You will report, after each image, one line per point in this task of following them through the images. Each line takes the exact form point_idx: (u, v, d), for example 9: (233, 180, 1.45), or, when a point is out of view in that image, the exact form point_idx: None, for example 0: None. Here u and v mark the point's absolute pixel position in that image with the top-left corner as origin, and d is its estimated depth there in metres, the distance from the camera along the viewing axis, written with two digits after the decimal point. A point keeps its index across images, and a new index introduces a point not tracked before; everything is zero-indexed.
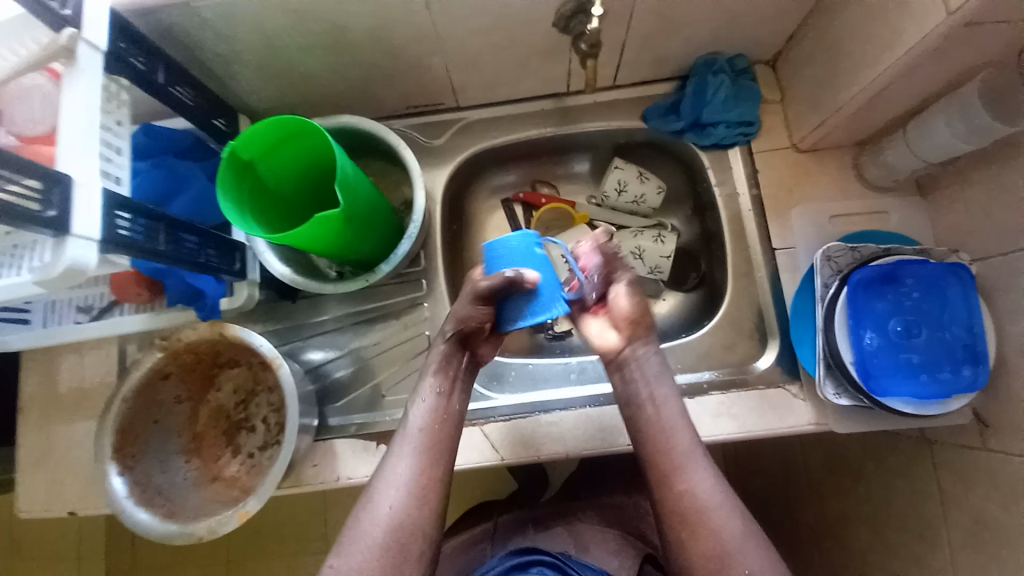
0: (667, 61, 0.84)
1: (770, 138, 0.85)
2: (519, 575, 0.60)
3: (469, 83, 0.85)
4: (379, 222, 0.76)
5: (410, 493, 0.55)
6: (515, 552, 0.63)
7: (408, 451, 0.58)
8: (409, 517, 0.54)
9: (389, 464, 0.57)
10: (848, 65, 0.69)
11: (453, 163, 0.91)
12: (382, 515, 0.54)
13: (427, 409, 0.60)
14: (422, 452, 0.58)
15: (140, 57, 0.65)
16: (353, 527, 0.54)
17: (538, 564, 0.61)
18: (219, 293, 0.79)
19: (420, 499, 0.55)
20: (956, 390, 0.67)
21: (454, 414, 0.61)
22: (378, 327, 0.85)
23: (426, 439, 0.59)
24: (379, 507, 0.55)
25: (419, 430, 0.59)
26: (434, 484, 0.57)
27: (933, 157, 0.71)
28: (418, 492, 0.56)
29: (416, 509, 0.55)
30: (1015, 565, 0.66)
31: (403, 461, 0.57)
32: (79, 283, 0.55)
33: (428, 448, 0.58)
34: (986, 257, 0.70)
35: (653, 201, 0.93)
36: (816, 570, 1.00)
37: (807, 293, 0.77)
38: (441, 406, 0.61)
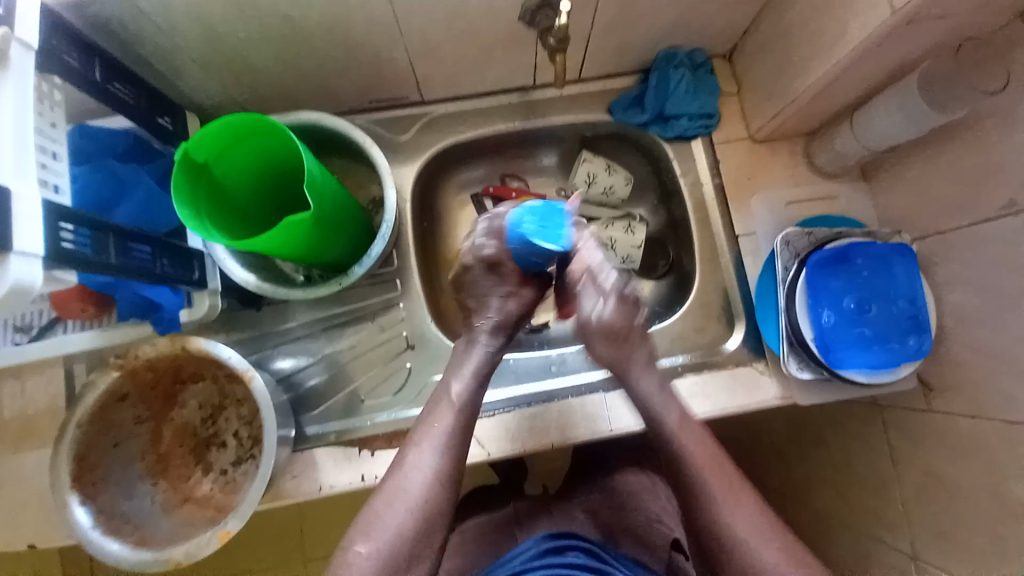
0: (629, 54, 0.86)
1: (729, 127, 0.88)
2: (556, 556, 0.68)
3: (434, 76, 0.83)
4: (349, 223, 0.74)
5: (436, 480, 0.58)
6: (551, 537, 0.71)
7: (432, 441, 0.60)
8: (434, 502, 0.57)
9: (415, 452, 0.59)
10: (800, 57, 0.73)
11: (421, 159, 0.89)
12: (410, 499, 0.56)
13: (455, 403, 0.63)
14: (445, 441, 0.60)
15: (74, 53, 0.60)
16: (379, 509, 0.56)
17: (572, 548, 0.70)
18: (177, 304, 0.74)
19: (442, 484, 0.58)
20: (904, 358, 0.73)
21: (474, 405, 0.65)
22: (352, 331, 0.82)
23: (451, 429, 0.61)
24: (405, 493, 0.57)
25: (445, 420, 0.62)
26: (456, 472, 0.59)
27: (876, 144, 0.76)
28: (443, 478, 0.58)
29: (441, 495, 0.57)
30: (962, 513, 0.73)
31: (427, 449, 0.60)
32: (22, 305, 0.50)
33: (451, 437, 0.61)
34: (925, 236, 0.76)
35: (621, 192, 0.95)
36: None
37: (768, 277, 0.81)
38: (464, 398, 0.64)
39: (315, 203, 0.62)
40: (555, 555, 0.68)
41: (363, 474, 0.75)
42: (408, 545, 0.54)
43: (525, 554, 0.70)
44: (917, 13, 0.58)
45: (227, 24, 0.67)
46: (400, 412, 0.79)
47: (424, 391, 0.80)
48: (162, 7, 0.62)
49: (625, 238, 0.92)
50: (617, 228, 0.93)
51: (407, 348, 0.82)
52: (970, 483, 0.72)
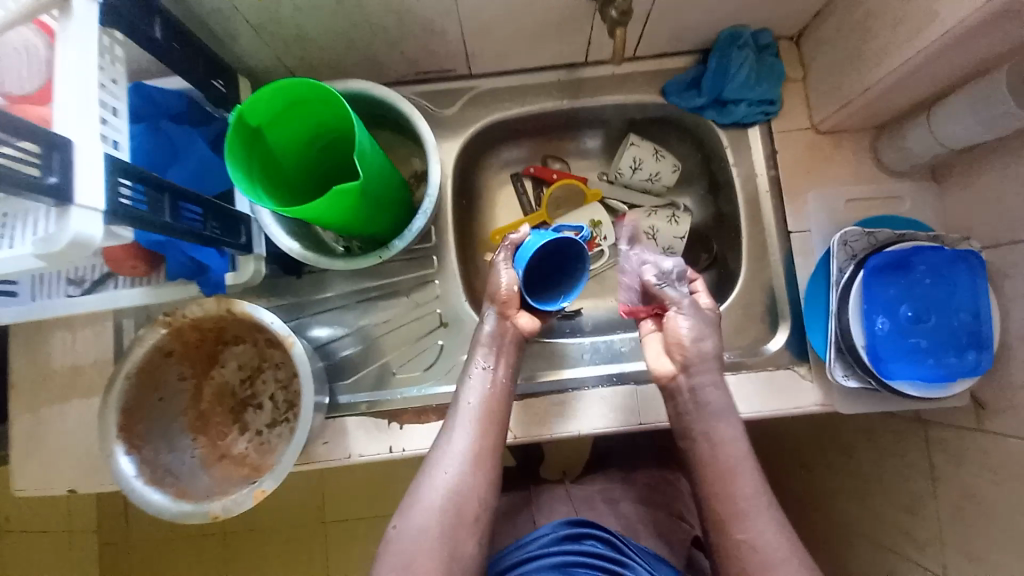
0: (689, 33, 0.81)
1: (790, 117, 0.83)
2: (573, 544, 0.68)
3: (482, 49, 0.81)
4: (392, 196, 0.73)
5: (466, 461, 0.58)
6: (567, 523, 0.71)
7: (461, 424, 0.60)
8: (466, 483, 0.57)
9: (444, 435, 0.60)
10: (876, 45, 0.68)
11: (463, 134, 0.87)
12: (442, 480, 0.57)
13: (477, 384, 0.63)
14: (474, 421, 0.60)
15: (135, 10, 0.60)
16: (416, 489, 0.57)
17: (590, 536, 0.70)
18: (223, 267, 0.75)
19: (473, 467, 0.58)
20: (961, 373, 0.69)
21: (503, 386, 0.64)
22: (386, 305, 0.83)
23: (482, 410, 0.61)
24: (438, 473, 0.58)
25: (472, 403, 0.62)
26: (490, 454, 0.60)
27: (953, 143, 0.70)
28: (473, 459, 0.58)
29: (472, 477, 0.57)
30: (1003, 537, 0.70)
31: (461, 431, 0.60)
32: (82, 257, 0.52)
33: (482, 419, 0.61)
34: (996, 245, 0.71)
35: (666, 180, 0.92)
36: (802, 536, 1.06)
37: (820, 276, 0.77)
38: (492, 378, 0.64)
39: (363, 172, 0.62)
40: (573, 543, 0.68)
41: (392, 445, 0.76)
42: (440, 525, 0.55)
43: (542, 537, 0.70)
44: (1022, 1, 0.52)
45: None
46: (430, 388, 0.79)
47: (455, 370, 0.80)
48: None
49: (668, 228, 0.89)
50: (659, 217, 0.90)
51: (440, 325, 0.82)
52: (1017, 509, 0.69)
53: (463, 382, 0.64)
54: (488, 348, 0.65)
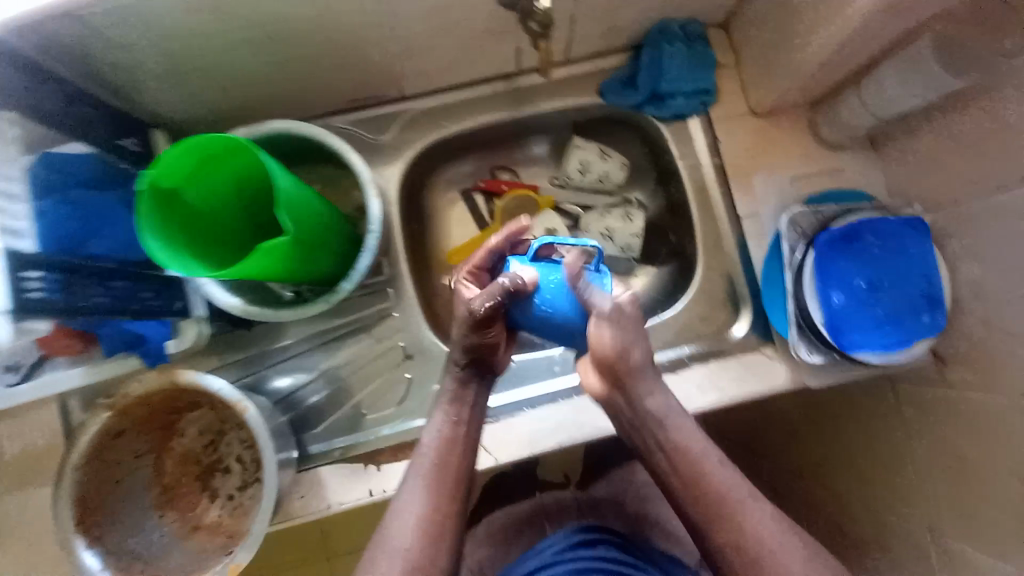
0: (620, 30, 0.80)
1: (729, 103, 0.83)
2: (587, 550, 0.68)
3: (411, 70, 0.78)
4: (332, 237, 0.70)
5: (424, 530, 0.54)
6: (581, 530, 0.71)
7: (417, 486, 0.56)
8: (423, 556, 0.53)
9: (402, 499, 0.56)
10: (802, 26, 0.68)
11: (404, 158, 0.85)
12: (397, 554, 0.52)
13: (430, 444, 0.58)
14: (432, 483, 0.56)
15: (20, 82, 0.58)
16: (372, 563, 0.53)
17: (602, 542, 0.70)
18: (164, 335, 0.73)
19: (431, 536, 0.53)
20: (917, 335, 0.71)
21: (464, 439, 0.59)
22: (348, 344, 0.80)
23: (441, 473, 0.57)
24: (395, 545, 0.53)
25: (428, 458, 0.57)
26: (447, 523, 0.55)
27: (884, 114, 0.72)
28: (432, 528, 0.54)
29: (431, 548, 0.53)
30: (978, 484, 0.73)
31: (416, 496, 0.55)
32: None
33: (441, 478, 0.56)
34: (938, 207, 0.73)
35: (617, 177, 0.91)
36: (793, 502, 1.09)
37: (775, 259, 0.78)
38: (452, 431, 0.58)
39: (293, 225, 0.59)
40: (586, 548, 0.68)
41: (370, 489, 0.74)
42: None
43: (554, 547, 0.70)
44: None
45: (182, 29, 0.61)
46: (405, 424, 0.77)
47: (427, 402, 0.78)
48: (114, 23, 0.57)
49: (623, 226, 0.90)
50: (613, 217, 0.91)
51: (405, 358, 0.80)
52: (986, 456, 0.71)
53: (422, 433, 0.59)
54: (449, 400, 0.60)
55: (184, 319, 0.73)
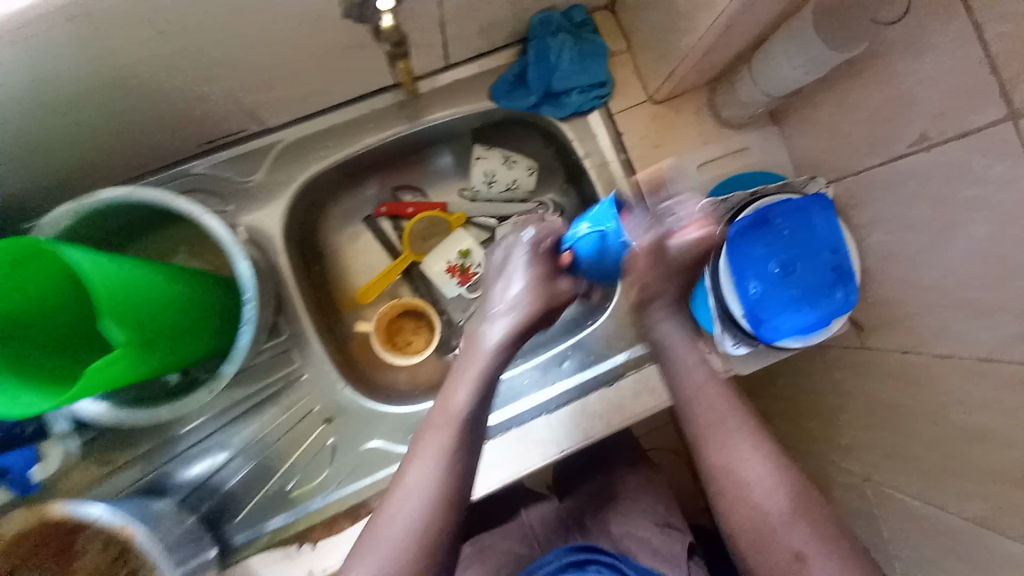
0: (499, 27, 0.72)
1: (627, 93, 0.78)
2: (578, 572, 0.64)
3: (269, 100, 0.68)
4: (206, 319, 0.61)
5: (434, 501, 0.51)
6: (574, 549, 0.67)
7: (432, 454, 0.53)
8: (429, 530, 0.50)
9: (412, 471, 0.53)
10: (685, 8, 0.64)
11: (283, 199, 0.74)
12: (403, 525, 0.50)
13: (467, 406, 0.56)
14: (449, 452, 0.54)
15: None
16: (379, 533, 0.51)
17: (596, 563, 0.64)
18: (28, 462, 0.64)
19: (442, 506, 0.51)
20: (836, 312, 0.71)
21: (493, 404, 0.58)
22: (255, 418, 0.73)
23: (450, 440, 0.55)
24: (405, 512, 0.51)
25: (459, 418, 0.56)
26: (459, 490, 0.53)
27: (778, 91, 0.69)
28: (442, 498, 0.52)
29: (441, 517, 0.51)
30: (903, 435, 0.76)
31: (428, 465, 0.53)
32: None
33: (459, 441, 0.55)
34: (840, 177, 0.73)
35: (527, 184, 0.85)
36: None
37: (692, 255, 0.76)
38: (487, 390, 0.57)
39: (126, 334, 0.50)
40: (577, 571, 0.63)
41: (309, 569, 0.67)
42: None
43: (547, 566, 0.65)
44: None
45: None
46: (334, 493, 0.71)
47: (356, 465, 0.72)
48: None
49: None
50: (528, 226, 0.84)
51: (323, 423, 0.73)
52: (911, 411, 0.73)
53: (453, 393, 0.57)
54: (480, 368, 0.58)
55: (46, 440, 0.66)
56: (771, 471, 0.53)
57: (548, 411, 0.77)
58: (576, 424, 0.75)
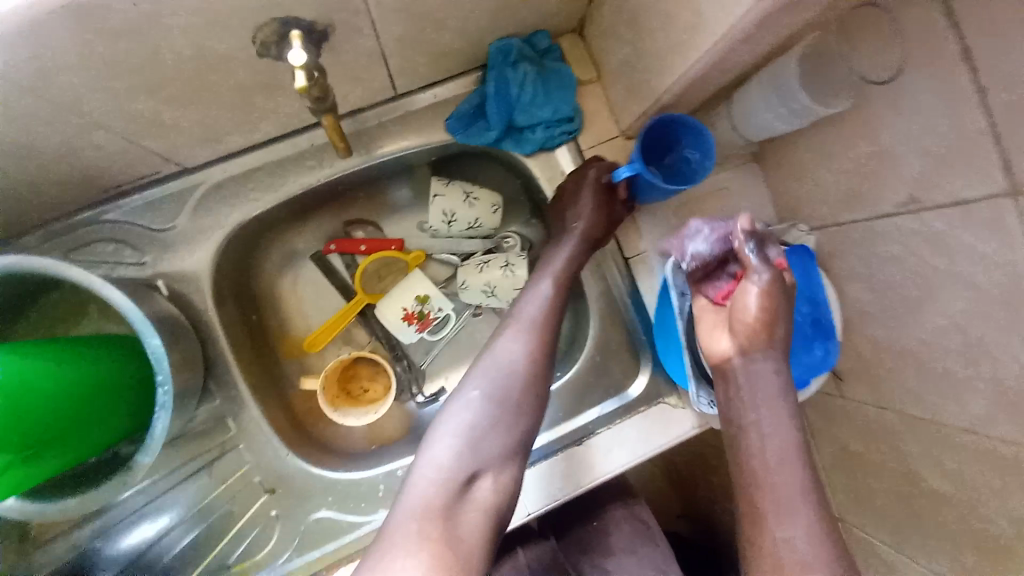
0: (450, 56, 0.64)
1: (597, 127, 0.71)
2: None
3: (185, 144, 0.59)
4: (119, 404, 0.54)
5: (487, 452, 0.53)
6: None
7: (487, 400, 0.55)
8: (481, 488, 0.51)
9: (461, 417, 0.54)
10: (655, 46, 0.56)
11: (211, 248, 0.66)
12: (452, 477, 0.50)
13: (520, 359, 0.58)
14: (504, 400, 0.55)
15: None
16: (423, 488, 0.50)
17: None
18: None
19: (498, 458, 0.53)
20: (813, 369, 0.67)
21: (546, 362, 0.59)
22: (189, 488, 0.67)
23: (488, 409, 0.54)
24: (450, 459, 0.51)
25: (508, 373, 0.57)
26: (496, 461, 0.53)
27: (759, 135, 0.63)
28: (496, 450, 0.53)
29: (496, 469, 0.52)
30: (877, 490, 0.73)
31: (480, 416, 0.54)
32: None
33: (513, 395, 0.56)
34: (822, 227, 0.67)
35: (490, 222, 0.78)
36: None
37: (664, 308, 0.70)
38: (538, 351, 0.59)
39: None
40: None
41: None
42: (452, 543, 0.47)
43: None
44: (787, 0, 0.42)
45: None
46: (278, 570, 0.65)
47: (302, 538, 0.66)
48: None
49: (505, 280, 0.75)
50: (493, 268, 0.75)
51: (266, 493, 0.67)
52: (886, 468, 0.70)
53: (504, 345, 0.59)
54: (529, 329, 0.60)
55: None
56: (822, 555, 0.45)
57: None
58: (548, 483, 0.71)
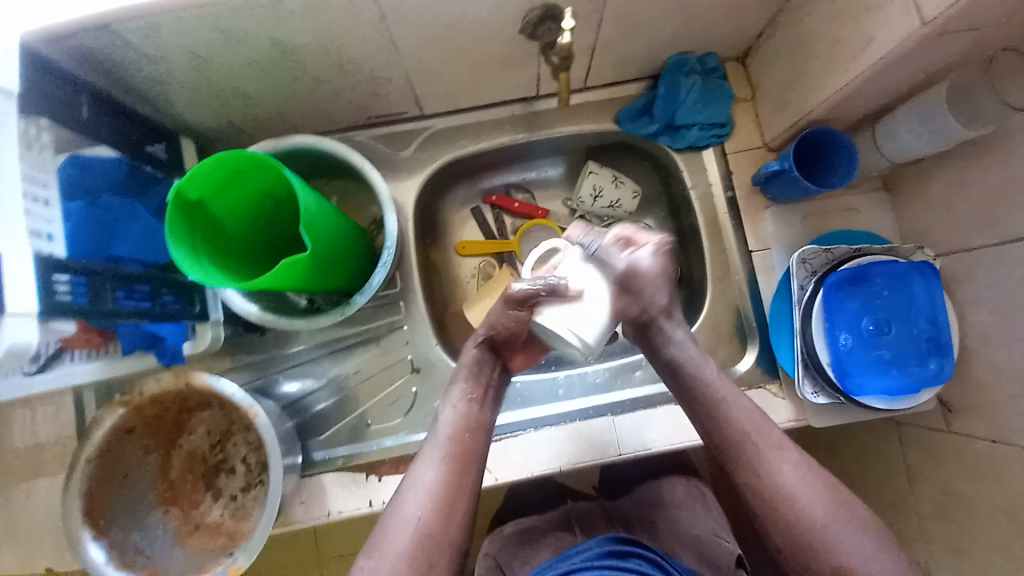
0: (637, 62, 0.81)
1: (743, 138, 0.84)
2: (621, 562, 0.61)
3: (433, 93, 0.79)
4: (349, 252, 0.71)
5: (436, 501, 0.56)
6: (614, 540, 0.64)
7: (432, 456, 0.59)
8: (434, 527, 0.55)
9: (417, 470, 0.58)
10: (817, 68, 0.69)
11: (422, 176, 0.86)
12: (409, 522, 0.55)
13: (456, 416, 0.62)
14: (449, 454, 0.59)
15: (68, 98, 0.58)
16: (382, 534, 0.55)
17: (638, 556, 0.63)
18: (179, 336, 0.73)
19: (443, 508, 0.56)
20: (923, 382, 0.70)
21: (483, 421, 0.62)
22: (356, 355, 0.82)
23: (448, 452, 0.59)
24: (407, 513, 0.56)
25: (447, 436, 0.60)
26: (444, 511, 0.56)
27: (899, 158, 0.73)
28: (444, 501, 0.56)
29: (444, 519, 0.55)
30: (980, 535, 0.71)
31: (431, 469, 0.58)
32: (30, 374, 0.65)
33: (456, 456, 0.59)
34: (949, 253, 0.73)
35: (629, 205, 0.92)
36: None
37: (783, 296, 0.78)
38: (473, 412, 0.62)
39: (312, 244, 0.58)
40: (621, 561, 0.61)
41: (371, 499, 0.76)
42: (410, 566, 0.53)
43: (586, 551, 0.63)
44: (951, 28, 0.53)
45: (204, 52, 0.61)
46: (407, 438, 0.79)
47: (430, 416, 0.80)
48: (144, 39, 0.57)
49: None
50: None
51: (412, 372, 0.82)
52: (989, 505, 0.70)
53: (440, 413, 0.62)
54: (467, 384, 0.64)
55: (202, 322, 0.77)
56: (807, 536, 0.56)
57: (611, 413, 0.79)
58: (637, 431, 0.77)
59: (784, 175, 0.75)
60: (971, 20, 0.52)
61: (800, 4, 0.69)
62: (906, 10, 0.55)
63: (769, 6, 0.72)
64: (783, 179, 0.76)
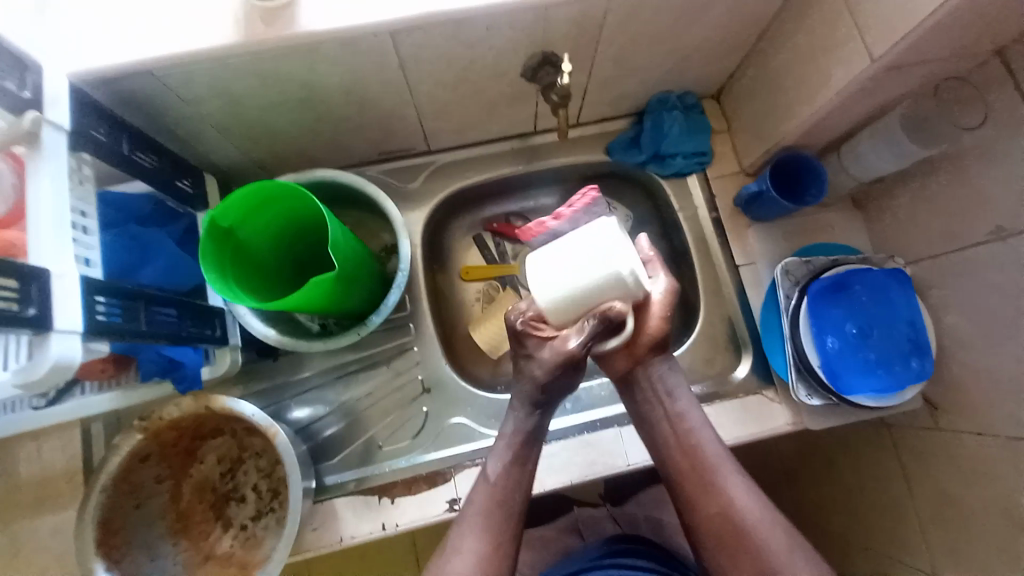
0: (625, 99, 0.89)
1: (724, 164, 0.92)
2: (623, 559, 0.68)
3: (440, 129, 0.86)
4: (365, 274, 0.75)
5: (481, 568, 0.55)
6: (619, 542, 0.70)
7: (475, 521, 0.57)
8: None
9: (459, 535, 0.57)
10: (786, 101, 0.78)
11: (429, 206, 0.92)
12: None
13: (497, 476, 0.59)
14: (490, 516, 0.57)
15: (102, 128, 0.60)
16: None
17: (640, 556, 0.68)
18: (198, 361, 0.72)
19: (489, 571, 0.55)
20: (909, 380, 0.75)
21: (523, 478, 0.60)
22: (367, 377, 0.84)
23: (491, 514, 0.57)
24: None
25: (488, 497, 0.58)
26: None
27: (865, 177, 0.81)
28: (489, 568, 0.55)
29: None
30: (979, 529, 0.73)
31: (474, 534, 0.56)
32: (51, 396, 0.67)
33: (498, 516, 0.57)
34: (918, 260, 0.79)
35: (622, 228, 0.99)
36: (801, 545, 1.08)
37: (771, 306, 0.83)
38: (513, 470, 0.60)
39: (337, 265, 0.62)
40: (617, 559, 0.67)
41: (383, 521, 0.75)
42: None
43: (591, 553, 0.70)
44: (896, 62, 0.62)
45: (235, 93, 0.66)
46: (419, 458, 0.80)
47: (443, 435, 0.81)
48: (184, 82, 0.62)
49: None
50: None
51: (423, 392, 0.84)
52: (981, 497, 0.73)
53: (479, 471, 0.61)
54: (506, 443, 0.61)
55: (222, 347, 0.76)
56: None
57: (618, 424, 0.81)
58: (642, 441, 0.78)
59: (764, 194, 0.83)
60: (912, 56, 0.61)
61: (767, 47, 0.78)
62: (858, 49, 0.63)
63: (739, 50, 0.82)
64: (765, 199, 0.83)
